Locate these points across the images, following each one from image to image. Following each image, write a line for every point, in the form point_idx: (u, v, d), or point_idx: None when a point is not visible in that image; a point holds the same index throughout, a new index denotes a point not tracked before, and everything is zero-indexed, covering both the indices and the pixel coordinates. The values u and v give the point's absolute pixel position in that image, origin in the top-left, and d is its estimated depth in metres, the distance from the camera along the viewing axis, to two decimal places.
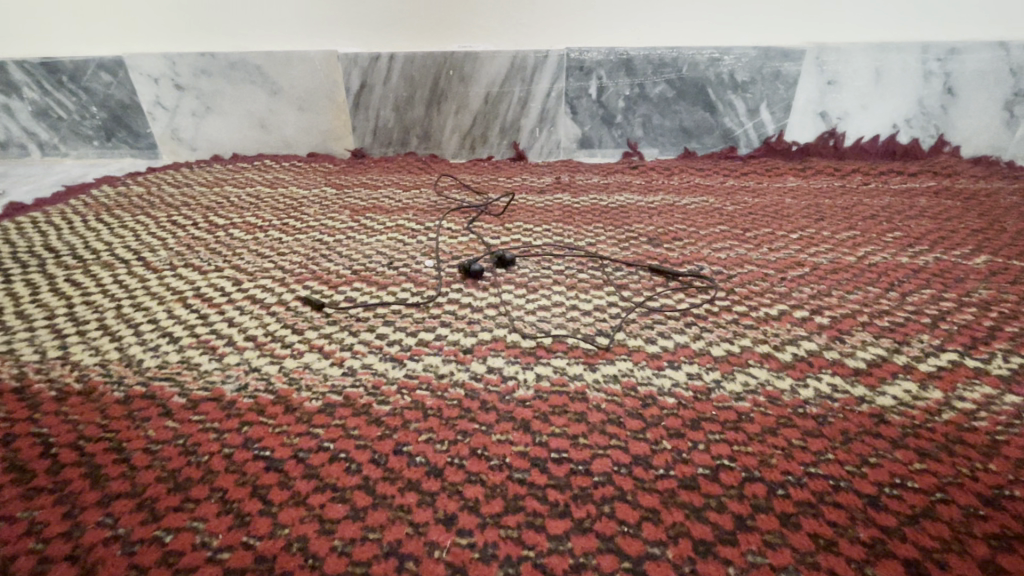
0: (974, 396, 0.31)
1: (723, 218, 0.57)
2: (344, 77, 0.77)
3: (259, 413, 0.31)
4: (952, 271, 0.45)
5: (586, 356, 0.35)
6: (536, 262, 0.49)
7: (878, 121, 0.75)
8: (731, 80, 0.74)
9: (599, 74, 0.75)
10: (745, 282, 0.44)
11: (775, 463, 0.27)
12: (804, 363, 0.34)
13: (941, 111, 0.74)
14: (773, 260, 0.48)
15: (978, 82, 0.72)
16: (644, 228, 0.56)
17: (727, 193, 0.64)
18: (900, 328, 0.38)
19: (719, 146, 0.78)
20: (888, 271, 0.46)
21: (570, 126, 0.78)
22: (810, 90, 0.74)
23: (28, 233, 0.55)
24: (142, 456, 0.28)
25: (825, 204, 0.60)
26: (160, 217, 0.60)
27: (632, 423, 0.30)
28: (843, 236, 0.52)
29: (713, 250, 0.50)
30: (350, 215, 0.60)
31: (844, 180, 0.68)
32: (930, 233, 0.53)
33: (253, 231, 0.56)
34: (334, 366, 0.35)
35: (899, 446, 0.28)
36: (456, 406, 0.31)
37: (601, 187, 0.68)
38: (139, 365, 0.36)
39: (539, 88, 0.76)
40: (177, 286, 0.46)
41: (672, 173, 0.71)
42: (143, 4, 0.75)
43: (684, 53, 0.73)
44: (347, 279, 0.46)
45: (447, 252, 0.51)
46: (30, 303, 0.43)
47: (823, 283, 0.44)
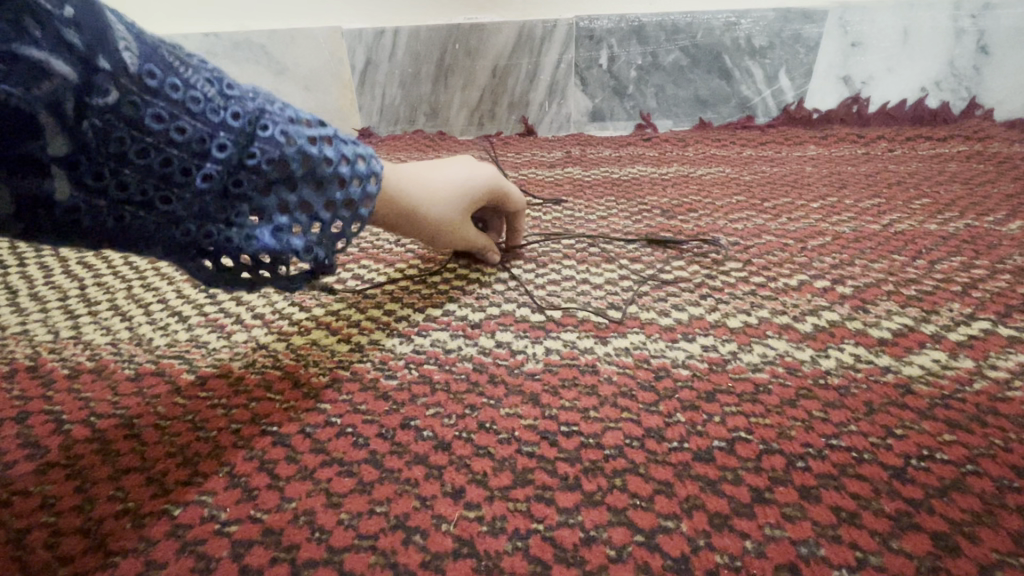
0: (1008, 365, 0.30)
1: (740, 188, 0.55)
2: (350, 55, 0.76)
3: (268, 389, 0.31)
4: (983, 237, 0.43)
5: (597, 329, 0.35)
6: (545, 236, 0.48)
7: (905, 84, 0.72)
8: (749, 45, 0.70)
9: (610, 43, 0.72)
10: (763, 252, 0.43)
11: (794, 436, 0.26)
12: (825, 334, 0.33)
13: (974, 72, 0.70)
14: (792, 229, 0.46)
15: (1014, 39, 0.68)
16: (658, 200, 0.54)
17: (744, 163, 0.62)
18: (928, 297, 0.36)
19: (735, 116, 0.75)
20: (914, 238, 0.44)
21: (580, 98, 0.76)
22: (832, 52, 0.70)
23: None
24: (152, 431, 0.28)
25: (848, 172, 0.58)
26: None
27: (644, 395, 0.29)
28: (868, 204, 0.50)
29: (730, 221, 0.48)
30: None
31: (869, 148, 0.65)
32: (961, 199, 0.50)
33: None
34: (341, 342, 0.35)
35: (927, 417, 0.27)
36: (464, 380, 0.31)
37: (613, 160, 0.66)
38: (149, 344, 0.36)
39: (548, 59, 0.74)
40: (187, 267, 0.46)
41: (686, 145, 0.69)
42: None
43: (699, 18, 0.69)
44: (355, 257, 0.46)
45: None
46: (44, 286, 0.44)
47: (846, 252, 0.42)
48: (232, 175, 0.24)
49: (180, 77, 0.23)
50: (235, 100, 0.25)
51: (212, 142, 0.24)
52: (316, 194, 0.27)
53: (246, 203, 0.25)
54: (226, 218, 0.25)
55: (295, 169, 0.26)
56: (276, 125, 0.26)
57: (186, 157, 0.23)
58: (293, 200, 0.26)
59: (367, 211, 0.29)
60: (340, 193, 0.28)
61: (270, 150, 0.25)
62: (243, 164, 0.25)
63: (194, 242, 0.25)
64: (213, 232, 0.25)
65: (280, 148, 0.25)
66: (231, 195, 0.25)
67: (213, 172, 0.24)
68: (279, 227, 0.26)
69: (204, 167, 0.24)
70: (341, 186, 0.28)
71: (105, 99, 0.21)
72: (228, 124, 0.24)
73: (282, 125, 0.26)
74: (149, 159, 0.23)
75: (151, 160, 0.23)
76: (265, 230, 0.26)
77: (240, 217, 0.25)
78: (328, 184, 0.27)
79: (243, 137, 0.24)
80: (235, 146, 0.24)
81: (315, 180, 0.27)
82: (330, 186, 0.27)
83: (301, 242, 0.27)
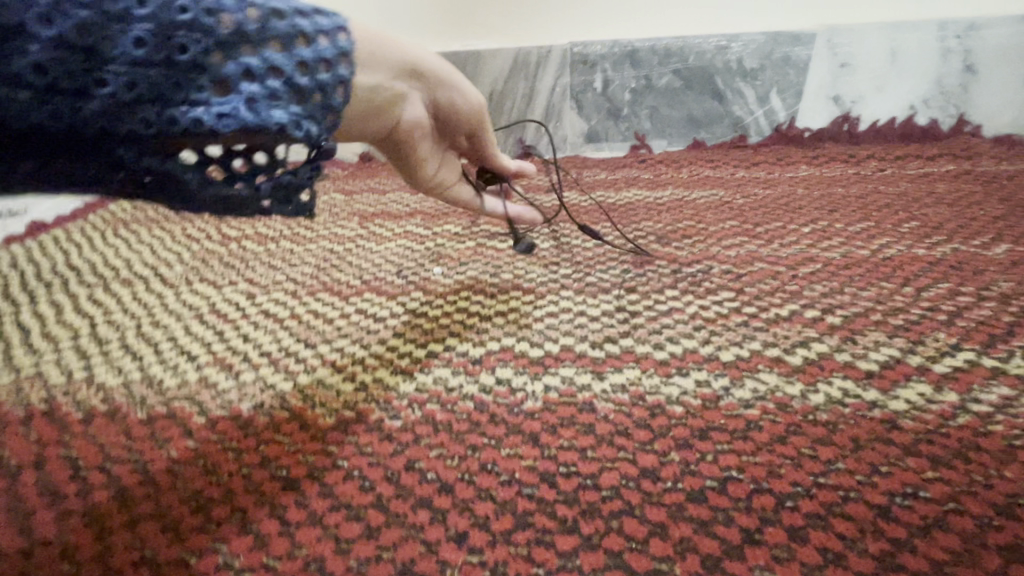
0: (990, 398, 0.31)
1: (733, 212, 0.57)
2: None
3: (276, 430, 0.32)
4: (970, 262, 0.44)
5: (594, 365, 0.36)
6: (543, 265, 0.49)
7: (894, 104, 0.73)
8: (740, 67, 0.72)
9: (604, 67, 0.74)
10: (755, 281, 0.44)
11: (783, 474, 0.27)
12: (815, 367, 0.34)
13: (961, 90, 0.71)
14: (784, 256, 0.47)
15: (999, 58, 0.69)
16: (652, 226, 0.55)
17: (737, 185, 0.63)
18: (914, 327, 0.37)
19: (729, 135, 0.76)
20: (902, 264, 0.45)
21: (576, 121, 0.77)
22: (822, 73, 0.72)
23: (51, 253, 0.58)
24: (165, 477, 0.29)
25: (839, 194, 0.59)
26: (175, 232, 0.62)
27: (640, 434, 0.30)
28: (858, 228, 0.51)
29: (723, 247, 0.50)
30: (358, 223, 0.61)
31: (859, 168, 0.66)
32: (948, 221, 0.51)
33: (265, 242, 0.58)
34: (346, 381, 0.36)
35: (911, 453, 0.28)
36: (465, 420, 0.32)
37: (609, 184, 0.67)
38: (159, 385, 0.37)
39: (543, 83, 0.76)
40: (194, 303, 0.47)
41: (680, 166, 0.70)
42: None
43: (690, 43, 0.72)
44: (358, 290, 0.47)
45: (455, 258, 0.52)
46: (56, 325, 0.45)
47: (836, 280, 0.43)
48: (174, 36, 0.23)
49: None
50: None
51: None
52: (278, 52, 0.25)
53: (205, 71, 0.24)
54: (186, 96, 0.23)
55: (245, 23, 0.24)
56: None
57: (103, 22, 0.22)
58: (257, 59, 0.24)
59: (346, 71, 0.27)
60: (308, 52, 0.26)
61: (203, 3, 0.23)
62: (185, 24, 0.23)
63: (159, 133, 0.23)
64: (174, 115, 0.23)
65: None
66: (177, 66, 0.23)
67: (143, 35, 0.22)
68: (251, 97, 0.24)
69: (132, 31, 0.22)
70: (306, 44, 0.26)
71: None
72: None
73: None
74: (56, 26, 0.21)
75: (62, 27, 0.21)
76: (234, 95, 0.24)
77: (199, 87, 0.23)
78: (291, 43, 0.25)
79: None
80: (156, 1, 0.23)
81: (274, 39, 0.25)
82: (293, 43, 0.25)
83: (282, 112, 0.25)
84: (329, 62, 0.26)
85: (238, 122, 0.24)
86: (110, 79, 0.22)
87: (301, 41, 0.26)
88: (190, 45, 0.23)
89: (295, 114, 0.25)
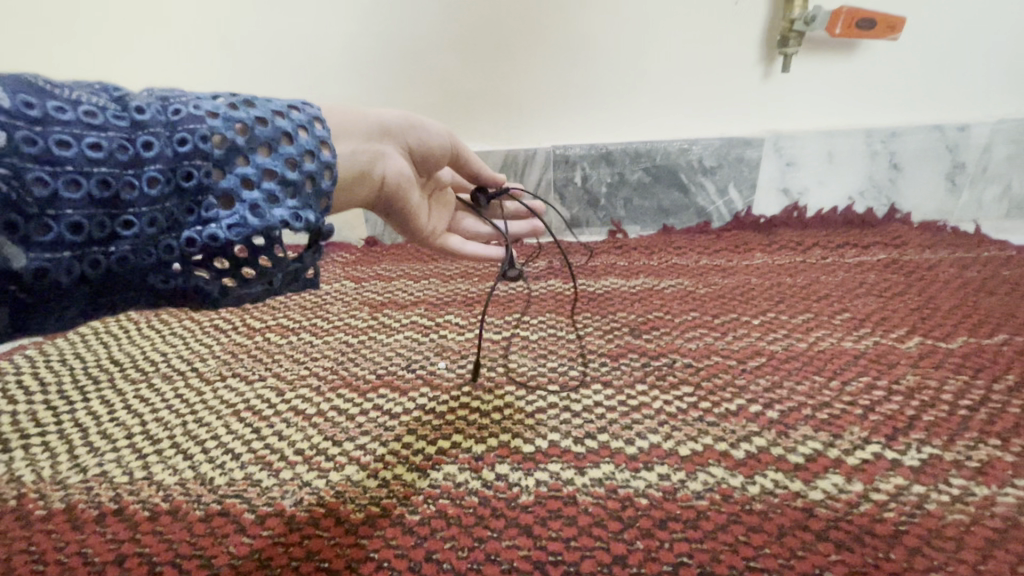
0: (888, 487, 0.39)
1: (695, 302, 0.66)
2: None
3: (316, 525, 0.39)
4: (887, 356, 0.53)
5: (576, 460, 0.43)
6: (532, 358, 0.57)
7: (834, 194, 0.84)
8: (700, 165, 0.82)
9: (583, 165, 0.84)
10: (710, 375, 0.52)
11: (723, 558, 0.35)
12: (754, 460, 0.42)
13: (890, 183, 0.82)
14: (736, 349, 0.56)
15: (919, 157, 0.80)
16: (626, 316, 0.64)
17: (700, 274, 0.73)
18: (836, 421, 0.45)
19: (694, 221, 0.87)
20: (832, 357, 0.54)
21: (559, 210, 0.87)
22: (771, 170, 0.82)
23: (93, 346, 0.64)
24: (228, 570, 0.36)
25: (786, 283, 0.69)
26: (204, 322, 0.69)
27: (613, 524, 0.37)
28: (799, 319, 0.61)
29: (686, 340, 0.58)
30: (369, 312, 0.69)
31: (806, 255, 0.76)
32: (874, 313, 0.61)
33: (287, 334, 0.65)
34: (371, 477, 0.43)
35: (822, 538, 0.35)
36: (472, 514, 0.39)
37: (589, 271, 0.76)
38: (211, 483, 0.44)
39: (530, 179, 0.85)
40: (230, 399, 0.54)
41: (652, 252, 0.80)
42: None
43: (657, 146, 0.82)
44: (374, 385, 0.54)
45: (457, 350, 0.59)
46: (110, 422, 0.52)
47: (777, 374, 0.52)
48: (181, 169, 0.34)
49: (70, 106, 0.31)
50: (141, 115, 0.33)
51: (139, 148, 0.32)
52: (266, 158, 0.37)
53: (212, 192, 0.35)
54: (206, 216, 0.34)
55: (236, 143, 0.36)
56: (185, 118, 0.35)
57: (124, 172, 0.32)
58: (252, 169, 0.36)
59: (322, 155, 0.40)
60: (291, 150, 0.39)
61: (199, 136, 0.35)
62: (188, 156, 0.34)
63: (182, 254, 0.34)
64: (195, 236, 0.34)
65: (210, 131, 0.35)
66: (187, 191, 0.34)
67: (157, 173, 0.33)
68: (255, 204, 0.36)
69: (149, 173, 0.33)
70: (288, 145, 0.39)
71: (33, 148, 0.29)
72: (148, 130, 0.33)
73: (192, 117, 0.35)
74: (84, 188, 0.30)
75: (90, 186, 0.30)
76: (241, 205, 0.35)
77: (211, 205, 0.35)
78: (275, 146, 0.38)
79: (169, 132, 0.34)
80: (164, 143, 0.33)
81: (262, 148, 0.37)
82: (275, 147, 0.38)
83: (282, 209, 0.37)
84: (311, 153, 0.40)
85: (251, 226, 0.35)
86: (134, 219, 0.32)
87: (282, 145, 0.38)
88: (197, 175, 0.34)
89: (293, 208, 0.37)
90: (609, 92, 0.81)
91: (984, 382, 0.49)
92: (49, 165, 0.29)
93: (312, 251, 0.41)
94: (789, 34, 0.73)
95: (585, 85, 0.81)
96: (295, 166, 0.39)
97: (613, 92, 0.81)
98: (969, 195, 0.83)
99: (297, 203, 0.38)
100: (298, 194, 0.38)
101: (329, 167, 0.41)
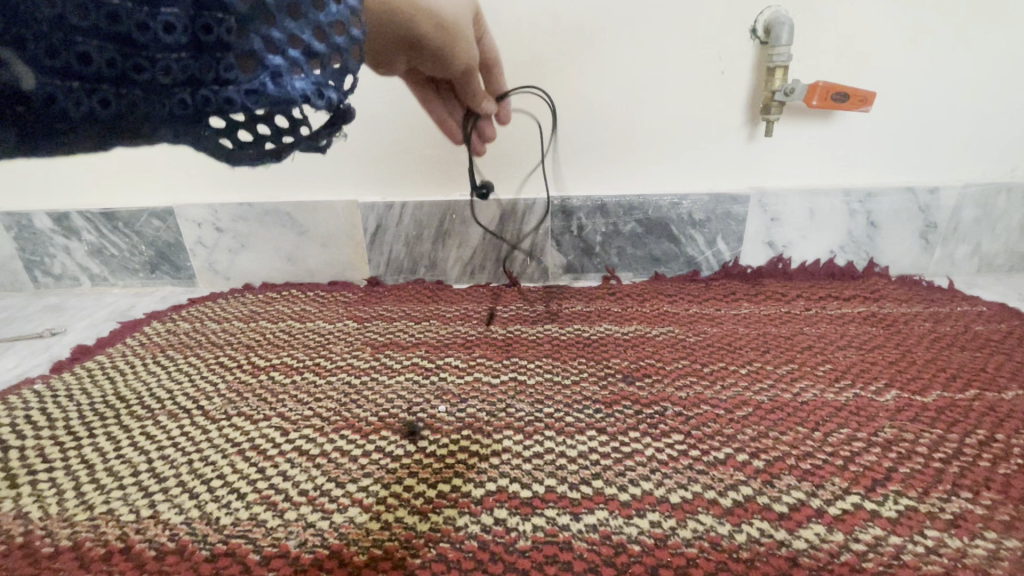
0: (866, 538, 0.41)
1: (685, 351, 0.68)
2: (362, 220, 0.90)
3: (320, 567, 0.40)
4: (866, 408, 0.56)
5: (572, 505, 0.45)
6: (529, 403, 0.59)
7: (817, 248, 0.89)
8: (690, 218, 0.87)
9: (579, 216, 0.88)
10: (699, 423, 0.55)
11: None
12: (741, 509, 0.44)
13: (868, 239, 0.87)
14: (723, 398, 0.59)
15: (895, 217, 0.86)
16: (619, 363, 0.66)
17: (690, 322, 0.76)
18: (818, 471, 0.48)
19: (684, 270, 0.91)
20: (815, 408, 0.56)
21: (556, 256, 0.91)
22: (757, 225, 0.87)
23: (99, 381, 0.66)
24: None
25: (772, 333, 0.72)
26: (209, 359, 0.71)
27: (606, 570, 0.39)
28: (784, 370, 0.64)
29: (676, 388, 0.61)
30: (371, 353, 0.71)
31: (790, 306, 0.80)
32: (854, 366, 0.64)
33: (291, 373, 0.67)
34: (373, 519, 0.45)
35: None
36: (472, 558, 0.41)
37: (585, 316, 0.79)
38: (217, 522, 0.45)
39: (529, 226, 0.89)
40: (236, 438, 0.56)
41: (644, 299, 0.83)
42: (181, 165, 0.90)
43: (649, 200, 0.86)
44: (375, 427, 0.56)
45: (456, 393, 0.61)
46: (116, 458, 0.53)
47: (762, 424, 0.54)
48: (201, 19, 0.33)
49: None
50: None
51: None
52: (294, 21, 0.35)
53: (232, 50, 0.34)
54: (221, 74, 0.34)
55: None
56: None
57: (140, 14, 0.31)
58: (278, 34, 0.35)
59: (350, 26, 0.36)
60: (321, 17, 0.35)
61: None
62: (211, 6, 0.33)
63: (194, 108, 0.35)
64: (207, 96, 0.34)
65: None
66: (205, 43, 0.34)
67: (173, 21, 0.32)
68: (277, 73, 0.35)
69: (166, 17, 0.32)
70: (319, 11, 0.35)
71: None
72: None
73: None
74: (92, 16, 0.30)
75: (98, 17, 0.31)
76: (262, 70, 0.35)
77: (230, 65, 0.34)
78: (304, 11, 0.35)
79: None
80: None
81: (288, 10, 0.34)
82: (305, 11, 0.35)
83: (300, 84, 0.36)
84: (339, 20, 0.36)
85: (268, 94, 0.35)
86: (147, 64, 0.33)
87: (313, 10, 0.35)
88: (218, 29, 0.33)
89: (318, 83, 0.36)
90: (604, 149, 0.85)
91: (957, 436, 0.51)
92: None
93: (328, 130, 0.41)
94: (770, 103, 0.78)
95: (581, 141, 0.85)
96: (323, 37, 0.36)
97: (608, 148, 0.85)
98: (942, 252, 0.88)
99: (324, 77, 0.37)
100: (326, 68, 0.37)
101: (358, 44, 0.37)
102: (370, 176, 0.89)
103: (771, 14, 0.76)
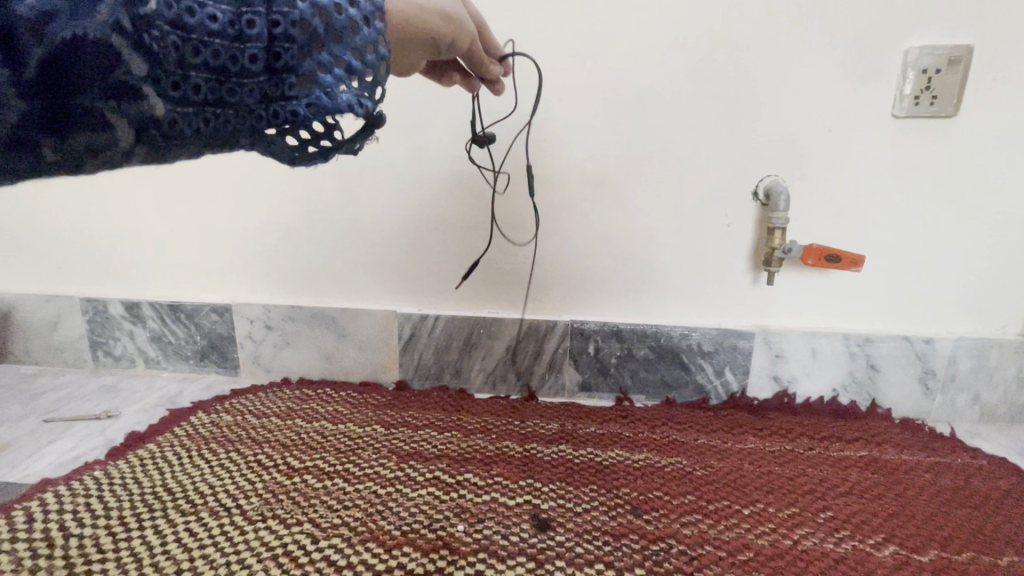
0: None
1: (692, 485, 0.72)
2: (398, 328, 0.99)
3: None
4: (864, 563, 0.59)
5: None
6: (543, 529, 0.63)
7: (821, 385, 0.94)
8: (700, 348, 0.94)
9: (596, 338, 0.96)
10: (702, 566, 0.58)
11: None
12: None
13: (869, 381, 0.93)
14: (726, 540, 0.62)
15: (894, 362, 0.91)
16: (628, 493, 0.70)
17: (698, 454, 0.80)
18: None
19: (694, 396, 0.96)
20: (814, 559, 0.59)
21: (572, 373, 0.98)
22: (762, 359, 0.93)
23: (149, 471, 0.72)
24: None
25: (775, 472, 0.76)
26: (247, 456, 0.77)
27: None
28: (786, 514, 0.67)
29: (682, 525, 0.64)
30: (396, 462, 0.76)
31: (794, 443, 0.84)
32: (854, 515, 0.67)
33: (323, 478, 0.72)
34: None
35: None
36: None
37: (598, 438, 0.84)
38: None
39: (549, 344, 0.97)
40: (270, 541, 0.60)
41: (654, 424, 0.88)
42: (245, 269, 1.02)
43: (662, 329, 0.94)
44: (398, 542, 0.60)
45: (474, 512, 0.66)
46: (162, 554, 0.58)
47: (762, 572, 0.57)
48: (276, 49, 0.40)
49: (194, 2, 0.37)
50: (248, 8, 0.38)
51: (242, 24, 0.38)
52: (339, 45, 0.42)
53: (295, 72, 0.41)
54: (288, 94, 0.42)
55: (316, 30, 0.41)
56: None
57: (232, 50, 0.38)
58: (326, 57, 0.41)
59: (383, 49, 0.44)
60: (359, 40, 0.42)
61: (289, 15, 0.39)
62: (279, 39, 0.40)
63: (269, 120, 0.42)
64: (278, 110, 0.42)
65: (299, 14, 0.40)
66: (276, 69, 0.40)
67: (258, 54, 0.39)
68: (328, 87, 0.42)
69: (251, 49, 0.39)
70: (357, 35, 0.42)
71: (169, 14, 0.36)
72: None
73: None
74: (202, 56, 0.38)
75: (206, 56, 0.38)
76: (316, 88, 0.42)
77: (293, 84, 0.41)
78: (345, 36, 0.42)
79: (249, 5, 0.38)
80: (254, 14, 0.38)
81: (334, 34, 0.41)
82: (346, 36, 0.42)
83: (348, 96, 0.43)
84: (373, 45, 0.43)
85: (323, 106, 0.43)
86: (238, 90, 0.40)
87: (351, 35, 0.42)
88: (286, 56, 0.40)
89: (357, 95, 0.44)
90: (622, 284, 0.95)
91: None
92: (181, 31, 0.36)
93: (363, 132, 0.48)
94: (771, 257, 0.87)
95: (601, 272, 0.95)
96: (359, 56, 0.43)
97: (625, 282, 0.95)
98: (943, 399, 0.92)
99: (361, 89, 0.44)
100: (362, 83, 0.44)
101: (385, 60, 0.44)
102: (409, 289, 0.99)
103: (770, 182, 0.88)
